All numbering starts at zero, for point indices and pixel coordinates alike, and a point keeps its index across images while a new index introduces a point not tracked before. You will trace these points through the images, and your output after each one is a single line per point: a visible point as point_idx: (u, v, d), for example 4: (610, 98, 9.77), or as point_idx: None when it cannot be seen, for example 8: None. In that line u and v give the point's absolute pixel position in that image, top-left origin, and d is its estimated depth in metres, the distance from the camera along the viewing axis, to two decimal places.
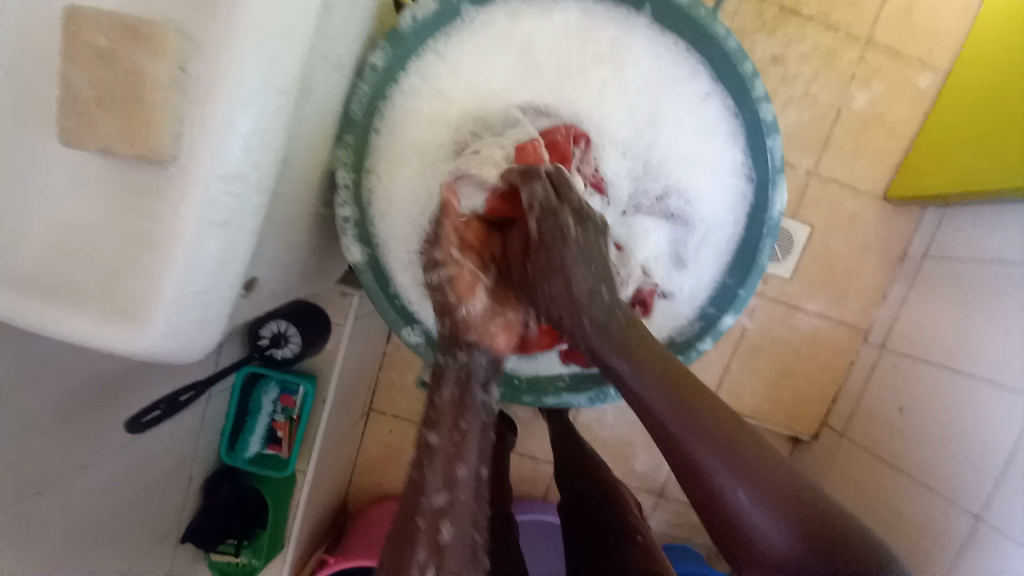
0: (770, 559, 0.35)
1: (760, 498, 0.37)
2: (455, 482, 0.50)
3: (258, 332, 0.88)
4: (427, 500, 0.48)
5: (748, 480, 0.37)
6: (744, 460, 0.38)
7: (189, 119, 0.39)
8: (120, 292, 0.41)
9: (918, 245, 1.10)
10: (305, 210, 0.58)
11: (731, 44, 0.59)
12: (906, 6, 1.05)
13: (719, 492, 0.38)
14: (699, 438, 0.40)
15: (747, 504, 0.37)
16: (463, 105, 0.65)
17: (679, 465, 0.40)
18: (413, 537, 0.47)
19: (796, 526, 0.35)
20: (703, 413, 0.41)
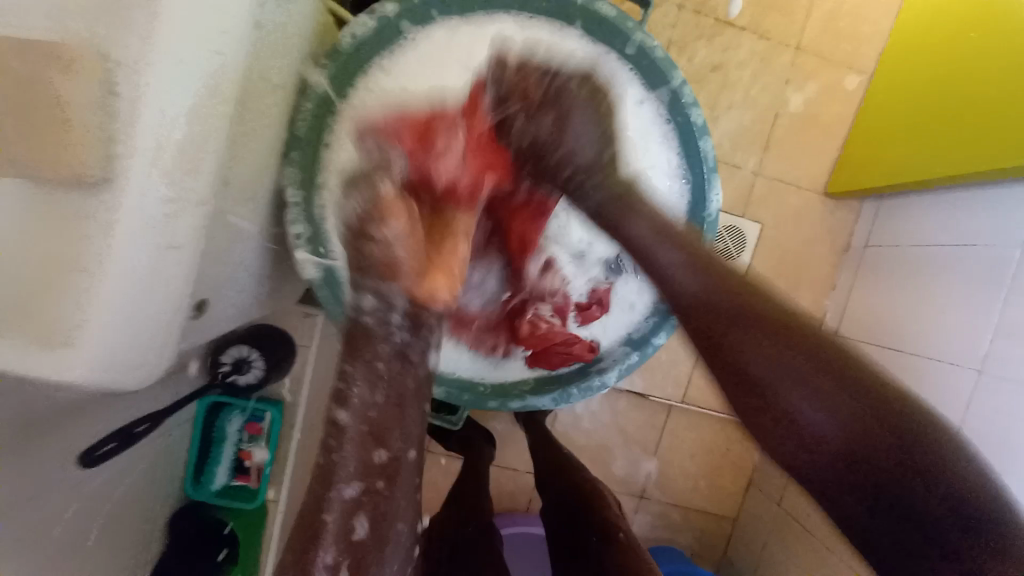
0: (816, 439, 0.41)
1: (810, 392, 0.41)
2: (370, 470, 0.45)
3: (218, 358, 0.85)
4: (339, 489, 0.44)
5: (801, 374, 0.42)
6: (792, 365, 0.42)
7: (119, 137, 0.39)
8: (44, 318, 0.40)
9: (859, 235, 1.17)
10: (258, 227, 0.59)
11: (658, 53, 0.63)
12: (830, 14, 1.13)
13: (767, 385, 0.43)
14: (758, 348, 0.44)
15: (801, 400, 0.41)
16: None
17: (741, 369, 0.44)
18: (324, 506, 0.44)
19: (840, 414, 0.40)
20: (753, 317, 0.45)
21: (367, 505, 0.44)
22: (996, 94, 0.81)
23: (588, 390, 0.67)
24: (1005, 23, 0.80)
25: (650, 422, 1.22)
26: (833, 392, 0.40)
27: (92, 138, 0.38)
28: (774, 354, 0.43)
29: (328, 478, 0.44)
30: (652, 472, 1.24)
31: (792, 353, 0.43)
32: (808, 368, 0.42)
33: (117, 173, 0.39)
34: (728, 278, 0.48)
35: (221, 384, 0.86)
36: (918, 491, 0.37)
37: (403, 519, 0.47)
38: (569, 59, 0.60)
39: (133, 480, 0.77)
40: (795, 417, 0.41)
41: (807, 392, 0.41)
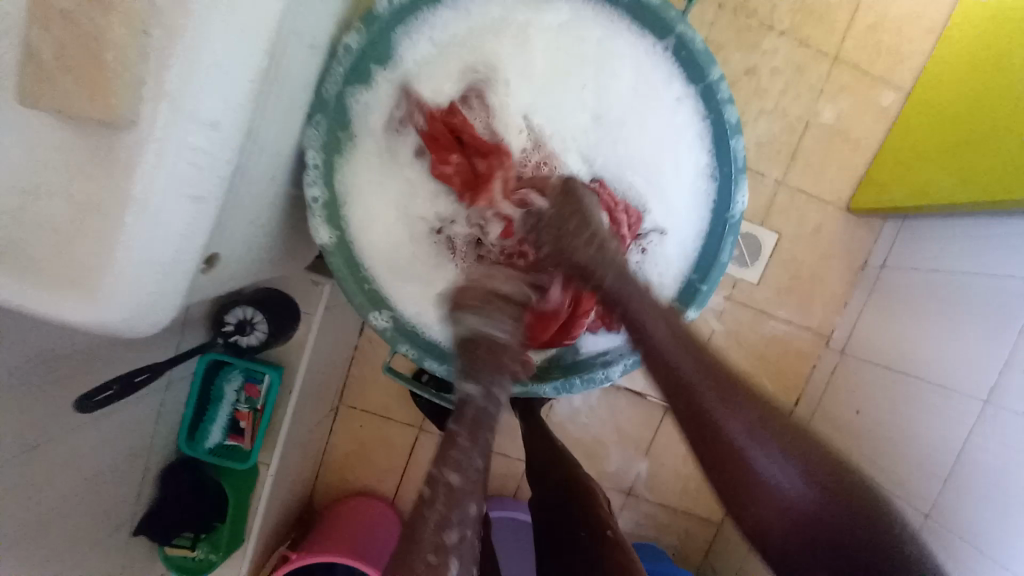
0: (793, 507, 0.44)
1: (780, 459, 0.45)
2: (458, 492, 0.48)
3: (223, 318, 0.87)
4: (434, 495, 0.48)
5: (774, 446, 0.45)
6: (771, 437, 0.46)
7: (149, 79, 0.36)
8: (70, 260, 0.38)
9: (878, 253, 1.15)
10: (274, 189, 0.57)
11: (698, 46, 0.61)
12: (872, 26, 1.10)
13: (754, 461, 0.46)
14: (726, 410, 0.47)
15: (778, 466, 0.45)
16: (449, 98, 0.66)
17: (711, 427, 0.47)
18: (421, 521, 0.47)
19: (806, 477, 0.44)
20: (711, 388, 0.48)
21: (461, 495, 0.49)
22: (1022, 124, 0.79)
23: (590, 381, 0.66)
24: None
25: (647, 422, 1.22)
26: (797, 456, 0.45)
27: (129, 85, 0.35)
28: (738, 406, 0.48)
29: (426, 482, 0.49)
30: (643, 472, 1.24)
31: (780, 427, 0.46)
32: (770, 429, 0.46)
33: (142, 116, 0.36)
34: (707, 352, 0.51)
35: (224, 342, 0.88)
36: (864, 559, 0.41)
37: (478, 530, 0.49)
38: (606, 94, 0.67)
39: (122, 430, 0.77)
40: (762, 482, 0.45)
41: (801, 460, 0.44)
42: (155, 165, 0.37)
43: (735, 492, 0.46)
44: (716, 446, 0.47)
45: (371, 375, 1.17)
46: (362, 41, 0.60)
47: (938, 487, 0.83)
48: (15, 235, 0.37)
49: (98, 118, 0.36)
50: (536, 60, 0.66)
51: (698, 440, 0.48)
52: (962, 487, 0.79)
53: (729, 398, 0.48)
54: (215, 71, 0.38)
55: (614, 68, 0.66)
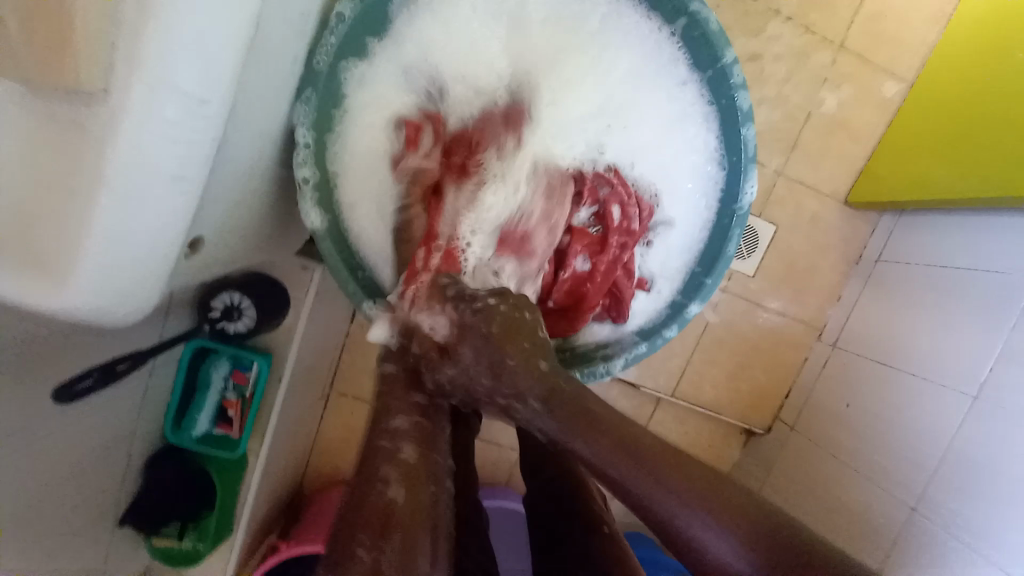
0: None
1: (708, 521, 0.42)
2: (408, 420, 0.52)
3: (209, 303, 0.85)
4: (384, 442, 0.51)
5: (694, 507, 0.43)
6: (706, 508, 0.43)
7: (123, 45, 0.32)
8: (32, 245, 0.34)
9: (874, 245, 1.14)
10: (260, 169, 0.54)
11: (713, 26, 0.58)
12: (878, 14, 1.07)
13: (679, 525, 0.43)
14: (663, 495, 0.44)
15: (712, 535, 0.42)
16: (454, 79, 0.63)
17: (634, 479, 0.45)
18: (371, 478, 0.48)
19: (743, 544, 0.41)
20: (614, 445, 0.46)
21: (416, 433, 0.52)
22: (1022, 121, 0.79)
23: (591, 374, 0.63)
24: None
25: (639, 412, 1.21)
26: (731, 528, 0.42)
27: (97, 55, 0.32)
28: (666, 480, 0.44)
29: (385, 414, 0.53)
30: None
31: (708, 485, 0.44)
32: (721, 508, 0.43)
33: (116, 92, 0.33)
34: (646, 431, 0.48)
35: (211, 327, 0.86)
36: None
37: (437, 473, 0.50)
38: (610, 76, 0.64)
39: (103, 417, 0.74)
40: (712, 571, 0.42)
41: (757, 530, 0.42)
42: (133, 140, 0.33)
43: (677, 549, 0.44)
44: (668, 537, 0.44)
45: (361, 362, 1.15)
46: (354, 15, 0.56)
47: (926, 479, 0.84)
48: None
49: (66, 90, 0.32)
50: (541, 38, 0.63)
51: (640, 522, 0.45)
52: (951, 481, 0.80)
53: (651, 466, 0.45)
54: (197, 45, 0.34)
55: (619, 49, 0.63)
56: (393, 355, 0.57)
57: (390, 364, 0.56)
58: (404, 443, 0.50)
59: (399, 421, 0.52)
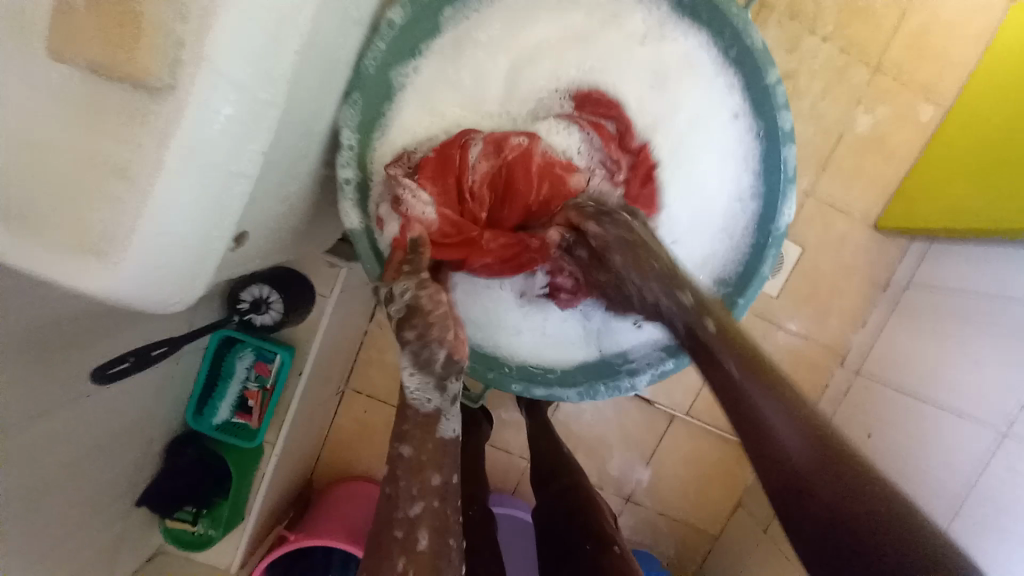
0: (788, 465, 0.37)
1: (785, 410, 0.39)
2: (429, 490, 0.50)
3: (238, 295, 0.86)
4: (404, 511, 0.49)
5: (778, 395, 0.39)
6: (800, 424, 0.38)
7: (186, 39, 0.33)
8: (88, 224, 0.35)
9: (903, 273, 1.11)
10: (305, 167, 0.55)
11: (756, 43, 0.59)
12: (918, 37, 1.06)
13: (757, 414, 0.39)
14: (735, 368, 0.42)
15: (784, 422, 0.38)
16: (500, 84, 0.66)
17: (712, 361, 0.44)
18: (389, 547, 0.47)
19: (809, 439, 0.37)
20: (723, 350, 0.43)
21: (432, 519, 0.49)
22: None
23: (615, 389, 0.65)
24: None
25: (651, 427, 1.20)
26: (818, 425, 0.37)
27: (163, 45, 0.33)
28: (791, 409, 0.39)
29: (394, 503, 0.49)
30: (643, 477, 1.22)
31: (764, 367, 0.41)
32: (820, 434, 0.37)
33: (181, 83, 0.33)
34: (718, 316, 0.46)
35: (239, 320, 0.87)
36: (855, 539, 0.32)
37: (454, 537, 0.50)
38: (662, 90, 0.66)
39: (131, 398, 0.76)
40: (780, 447, 0.37)
41: (775, 404, 0.39)
42: (189, 134, 0.34)
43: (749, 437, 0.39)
44: (757, 432, 0.39)
45: (377, 360, 1.16)
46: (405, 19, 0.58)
47: (949, 514, 0.81)
48: (31, 193, 0.35)
49: (133, 80, 0.34)
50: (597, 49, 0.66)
51: (740, 435, 0.41)
52: (974, 517, 0.77)
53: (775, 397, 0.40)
54: (261, 42, 0.35)
55: (671, 57, 0.64)
56: (412, 438, 0.51)
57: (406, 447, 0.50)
58: (419, 531, 0.48)
59: (416, 507, 0.48)
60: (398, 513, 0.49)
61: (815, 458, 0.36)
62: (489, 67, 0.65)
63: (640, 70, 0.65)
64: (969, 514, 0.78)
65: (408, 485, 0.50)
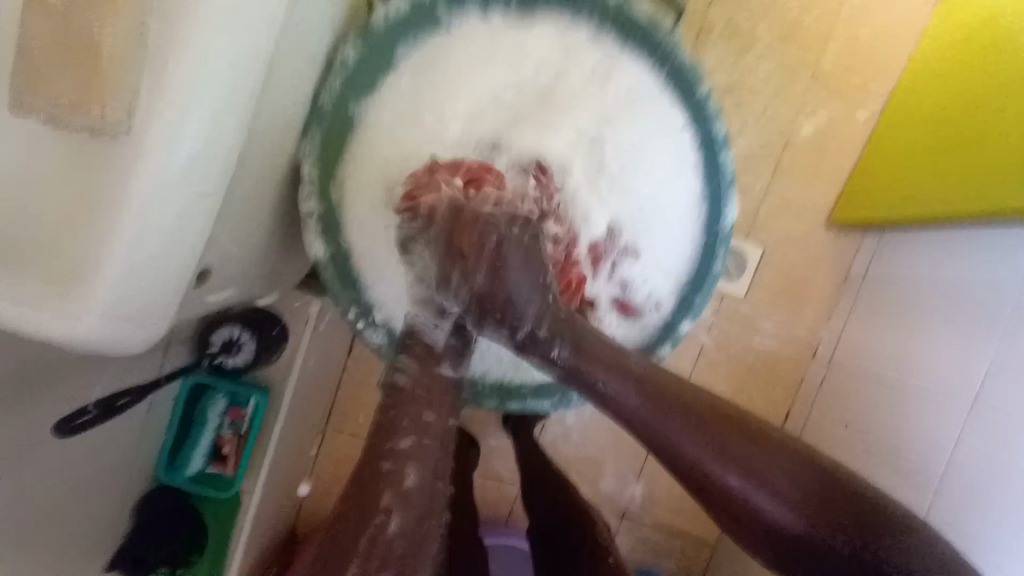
0: (764, 521, 0.44)
1: (769, 488, 0.43)
2: (422, 428, 0.53)
3: (208, 338, 0.84)
4: (394, 443, 0.52)
5: (746, 465, 0.44)
6: (771, 478, 0.44)
7: (145, 88, 0.34)
8: (59, 259, 0.35)
9: (859, 265, 1.17)
10: (269, 202, 0.57)
11: (687, 62, 0.63)
12: (846, 50, 1.14)
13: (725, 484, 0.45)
14: (688, 437, 0.46)
15: (762, 496, 0.43)
16: (465, 110, 0.64)
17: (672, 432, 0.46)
18: (377, 480, 0.50)
19: (793, 502, 0.43)
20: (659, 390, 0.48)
21: (419, 458, 0.52)
22: (999, 136, 0.80)
23: None
24: (993, 80, 0.84)
25: (641, 438, 1.21)
26: (789, 485, 0.43)
27: (125, 94, 0.34)
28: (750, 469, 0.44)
29: (389, 431, 0.53)
30: (637, 492, 1.22)
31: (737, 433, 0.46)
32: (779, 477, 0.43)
33: (138, 121, 0.35)
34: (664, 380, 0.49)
35: (210, 363, 0.85)
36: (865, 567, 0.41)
37: (442, 478, 0.54)
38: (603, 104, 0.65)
39: (99, 454, 0.74)
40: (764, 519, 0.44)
41: (751, 483, 0.44)
42: (149, 174, 0.35)
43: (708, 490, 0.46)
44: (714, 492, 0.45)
45: (359, 396, 1.14)
46: (358, 53, 0.60)
47: (931, 495, 0.81)
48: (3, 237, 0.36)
49: (93, 124, 0.35)
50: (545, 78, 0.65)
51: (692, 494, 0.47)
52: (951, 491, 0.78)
53: (743, 456, 0.44)
54: (220, 84, 0.36)
55: (610, 75, 0.65)
56: (408, 366, 0.55)
57: (408, 374, 0.55)
58: (391, 515, 0.49)
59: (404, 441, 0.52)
60: (387, 444, 0.52)
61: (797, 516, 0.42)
62: (438, 94, 0.64)
63: (574, 91, 0.65)
64: (953, 500, 0.77)
65: (397, 416, 0.53)
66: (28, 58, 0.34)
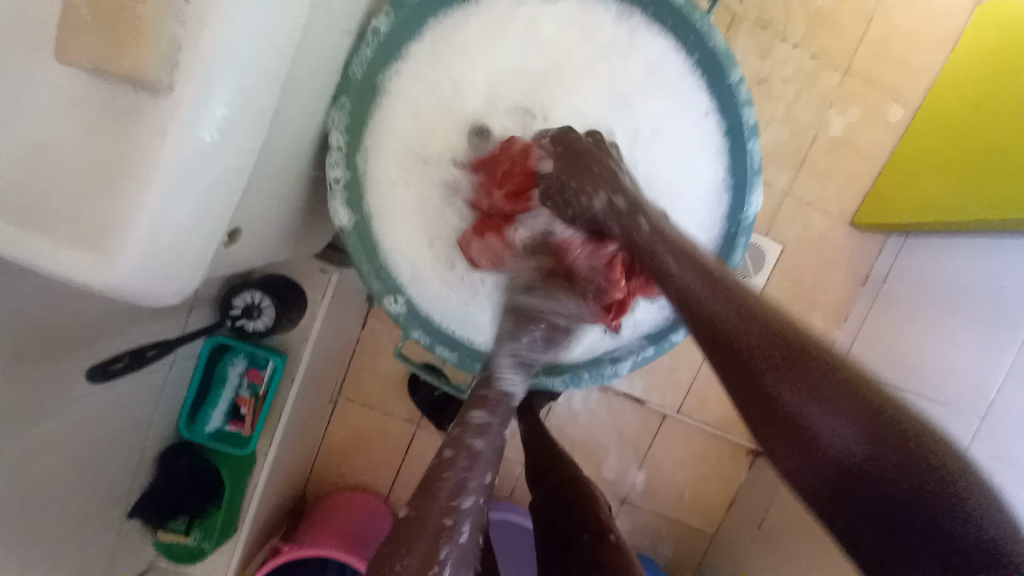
0: (826, 450, 0.33)
1: (830, 405, 0.34)
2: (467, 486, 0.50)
3: (231, 301, 0.87)
4: (454, 501, 0.49)
5: (814, 380, 0.35)
6: (845, 398, 0.33)
7: (182, 44, 0.34)
8: (93, 217, 0.36)
9: (881, 267, 1.15)
10: (298, 169, 0.58)
11: (720, 45, 0.61)
12: (885, 43, 1.11)
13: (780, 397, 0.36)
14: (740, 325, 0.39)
15: (827, 415, 0.33)
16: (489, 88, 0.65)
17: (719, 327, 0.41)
18: (424, 525, 0.48)
19: (858, 426, 0.32)
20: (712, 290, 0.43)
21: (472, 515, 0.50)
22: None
23: (598, 377, 0.67)
24: None
25: (646, 427, 1.22)
26: (849, 414, 0.33)
27: (161, 48, 0.34)
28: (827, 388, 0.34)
29: (433, 482, 0.50)
30: (638, 481, 1.23)
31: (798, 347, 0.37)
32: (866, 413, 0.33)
33: (176, 80, 0.35)
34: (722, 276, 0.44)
35: (231, 325, 0.88)
36: (902, 514, 0.30)
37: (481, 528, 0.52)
38: (631, 87, 0.66)
39: (126, 405, 0.77)
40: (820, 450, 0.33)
41: (814, 400, 0.34)
42: (184, 132, 0.35)
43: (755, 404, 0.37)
44: (762, 404, 0.36)
45: (371, 367, 1.16)
46: (390, 24, 0.59)
47: None
48: (41, 192, 0.36)
49: (129, 77, 0.35)
50: (572, 58, 0.65)
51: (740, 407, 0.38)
52: None
53: (825, 378, 0.35)
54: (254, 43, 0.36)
55: (635, 57, 0.65)
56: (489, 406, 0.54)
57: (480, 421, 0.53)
58: (462, 522, 0.49)
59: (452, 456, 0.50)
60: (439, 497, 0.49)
61: (871, 445, 0.32)
62: (465, 71, 0.64)
63: (597, 73, 0.66)
64: None
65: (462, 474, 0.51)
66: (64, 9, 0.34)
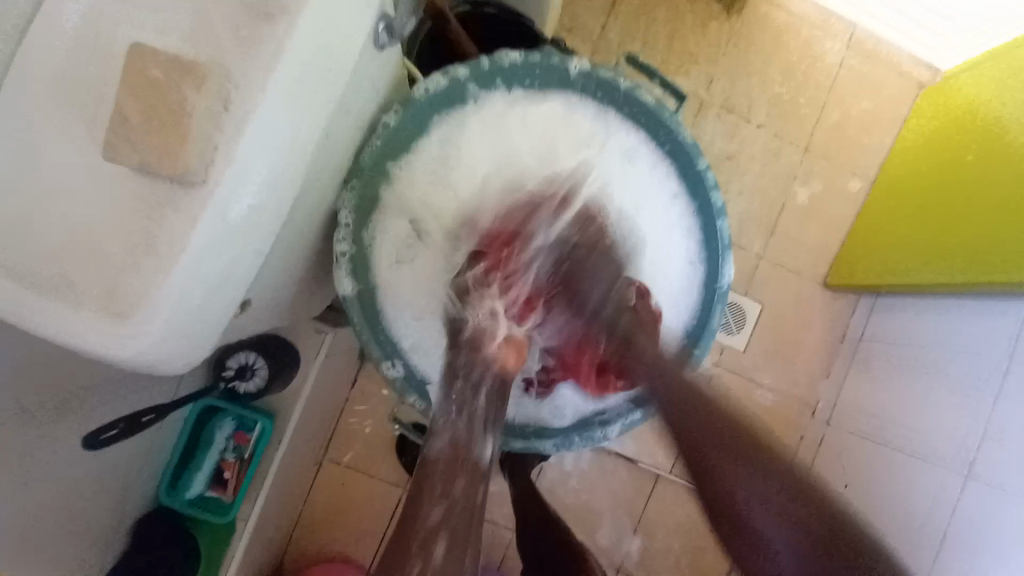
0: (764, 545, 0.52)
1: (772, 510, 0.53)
2: (450, 496, 0.55)
3: (224, 362, 0.88)
4: (425, 516, 0.54)
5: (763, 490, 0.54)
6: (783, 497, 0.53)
7: (221, 147, 0.39)
8: (119, 294, 0.39)
9: (855, 326, 1.21)
10: (308, 242, 0.62)
11: (687, 141, 0.69)
12: (839, 124, 1.23)
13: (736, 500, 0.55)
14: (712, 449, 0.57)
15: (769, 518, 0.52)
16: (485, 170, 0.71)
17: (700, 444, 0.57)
18: (407, 550, 0.52)
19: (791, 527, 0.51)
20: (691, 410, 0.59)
21: (448, 529, 0.54)
22: (1000, 212, 0.85)
23: (589, 439, 0.71)
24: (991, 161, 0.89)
25: (638, 490, 1.20)
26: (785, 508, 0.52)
27: (202, 150, 0.38)
28: (765, 474, 0.55)
29: (416, 506, 0.54)
30: (632, 547, 1.20)
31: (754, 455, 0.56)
32: (789, 502, 0.53)
33: (211, 177, 0.39)
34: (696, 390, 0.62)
35: (225, 387, 0.89)
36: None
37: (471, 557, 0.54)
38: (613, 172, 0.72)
39: (107, 469, 0.76)
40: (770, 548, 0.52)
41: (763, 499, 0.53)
42: (210, 217, 0.39)
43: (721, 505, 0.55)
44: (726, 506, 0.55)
45: (359, 428, 1.15)
46: (399, 119, 0.66)
47: (932, 554, 0.88)
48: (71, 271, 0.39)
49: (168, 173, 0.39)
50: (558, 146, 0.72)
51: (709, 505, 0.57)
52: (960, 554, 0.85)
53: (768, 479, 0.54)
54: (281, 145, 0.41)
55: (616, 145, 0.71)
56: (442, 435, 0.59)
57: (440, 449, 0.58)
58: (436, 541, 0.53)
59: (434, 517, 0.53)
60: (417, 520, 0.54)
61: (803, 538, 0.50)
62: (463, 158, 0.70)
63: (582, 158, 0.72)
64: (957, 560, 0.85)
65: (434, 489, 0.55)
66: (114, 114, 0.39)
